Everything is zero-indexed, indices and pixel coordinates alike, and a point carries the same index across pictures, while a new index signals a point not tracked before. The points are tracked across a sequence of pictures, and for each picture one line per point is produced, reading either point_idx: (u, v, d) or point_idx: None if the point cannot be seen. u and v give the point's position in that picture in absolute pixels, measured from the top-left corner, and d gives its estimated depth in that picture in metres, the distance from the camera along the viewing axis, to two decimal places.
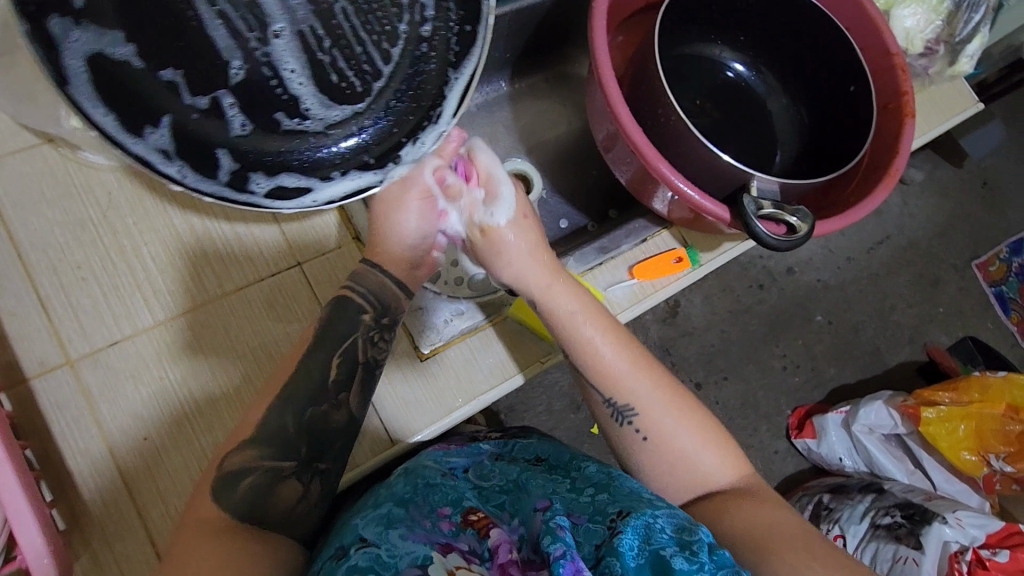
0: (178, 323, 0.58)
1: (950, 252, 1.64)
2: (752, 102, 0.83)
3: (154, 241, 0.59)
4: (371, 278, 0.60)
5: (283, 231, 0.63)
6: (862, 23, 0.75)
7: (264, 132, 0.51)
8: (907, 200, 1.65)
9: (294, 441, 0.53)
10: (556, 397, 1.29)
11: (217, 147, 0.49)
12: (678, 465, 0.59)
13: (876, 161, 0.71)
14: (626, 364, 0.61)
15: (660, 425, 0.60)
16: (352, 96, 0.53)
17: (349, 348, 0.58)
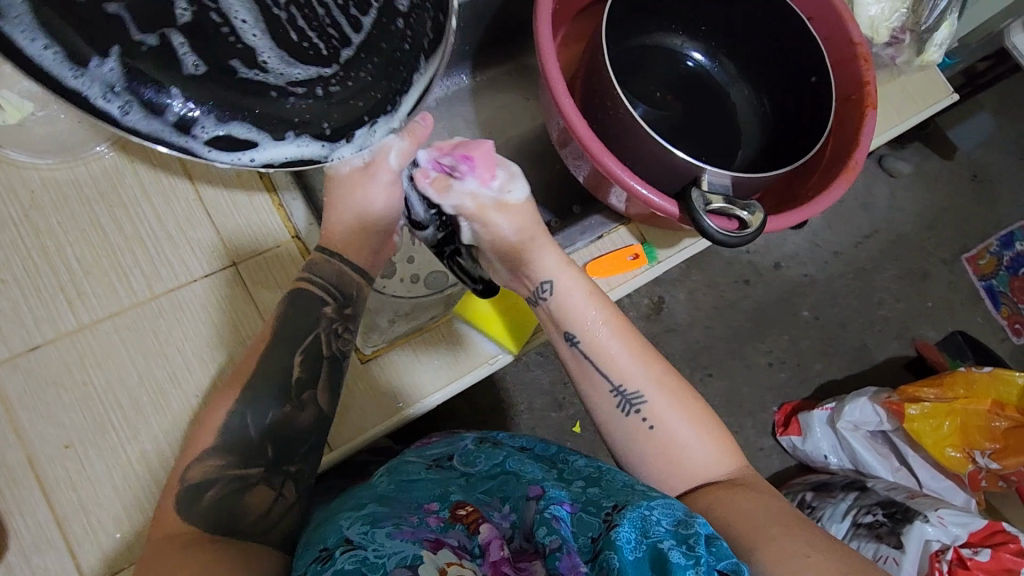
0: (104, 327, 0.56)
1: (939, 246, 1.62)
2: (714, 92, 0.80)
3: (79, 242, 0.57)
4: (328, 268, 0.59)
5: (219, 231, 0.61)
6: (825, 11, 0.72)
7: (217, 74, 0.49)
8: (895, 193, 1.63)
9: (265, 448, 0.53)
10: (536, 395, 1.27)
11: (168, 85, 0.47)
12: (673, 455, 0.57)
13: (837, 154, 0.69)
14: (623, 347, 0.59)
15: (666, 415, 0.58)
16: (311, 57, 0.53)
17: (313, 345, 0.57)
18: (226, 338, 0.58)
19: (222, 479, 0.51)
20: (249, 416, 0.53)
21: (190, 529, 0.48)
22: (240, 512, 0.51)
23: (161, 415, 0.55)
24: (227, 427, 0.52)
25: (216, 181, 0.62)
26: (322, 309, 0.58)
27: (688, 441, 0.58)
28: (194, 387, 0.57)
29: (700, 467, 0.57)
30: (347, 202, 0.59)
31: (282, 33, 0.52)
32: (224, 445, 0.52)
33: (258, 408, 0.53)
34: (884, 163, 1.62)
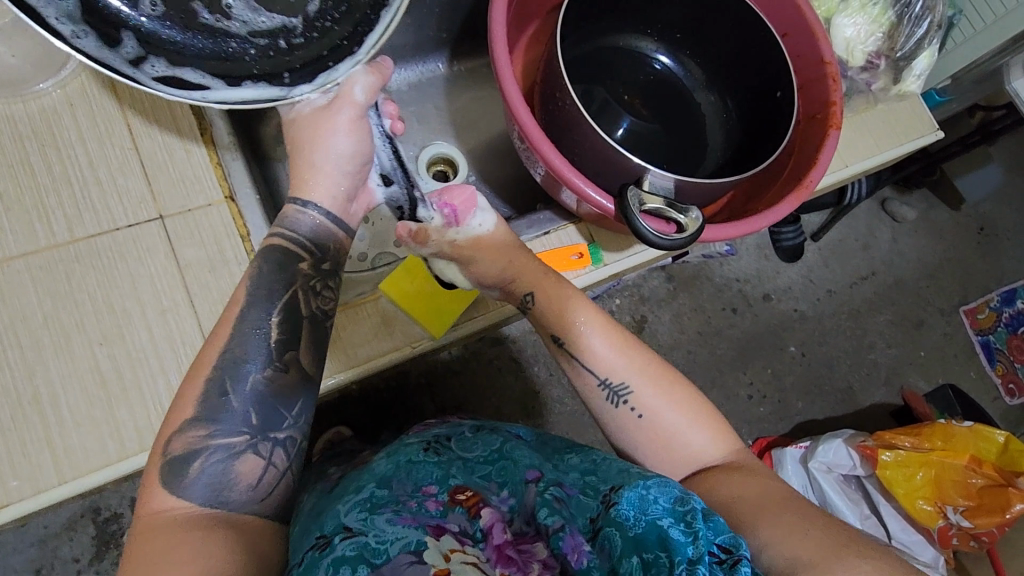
0: (16, 265, 0.55)
1: (937, 295, 1.57)
2: (681, 97, 0.79)
3: (6, 178, 0.57)
4: (302, 220, 0.58)
5: (150, 183, 0.60)
6: (799, 27, 0.71)
7: (176, 16, 0.51)
8: (897, 236, 1.58)
9: (249, 414, 0.51)
10: (507, 402, 1.22)
11: (126, 29, 0.49)
12: (668, 442, 0.57)
13: (795, 173, 0.68)
14: (614, 348, 0.60)
15: (657, 403, 0.58)
16: (278, 4, 0.53)
17: (293, 301, 0.56)
18: (142, 291, 0.57)
19: (209, 449, 0.49)
20: (229, 382, 0.51)
21: (186, 506, 0.48)
22: (231, 482, 0.49)
23: (60, 358, 0.54)
24: (208, 396, 0.50)
25: (155, 133, 0.61)
26: (298, 264, 0.57)
27: (679, 429, 0.57)
28: (99, 335, 0.55)
29: (695, 450, 0.57)
30: (321, 137, 0.58)
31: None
32: (206, 414, 0.50)
33: (236, 372, 0.52)
34: (888, 206, 1.58)
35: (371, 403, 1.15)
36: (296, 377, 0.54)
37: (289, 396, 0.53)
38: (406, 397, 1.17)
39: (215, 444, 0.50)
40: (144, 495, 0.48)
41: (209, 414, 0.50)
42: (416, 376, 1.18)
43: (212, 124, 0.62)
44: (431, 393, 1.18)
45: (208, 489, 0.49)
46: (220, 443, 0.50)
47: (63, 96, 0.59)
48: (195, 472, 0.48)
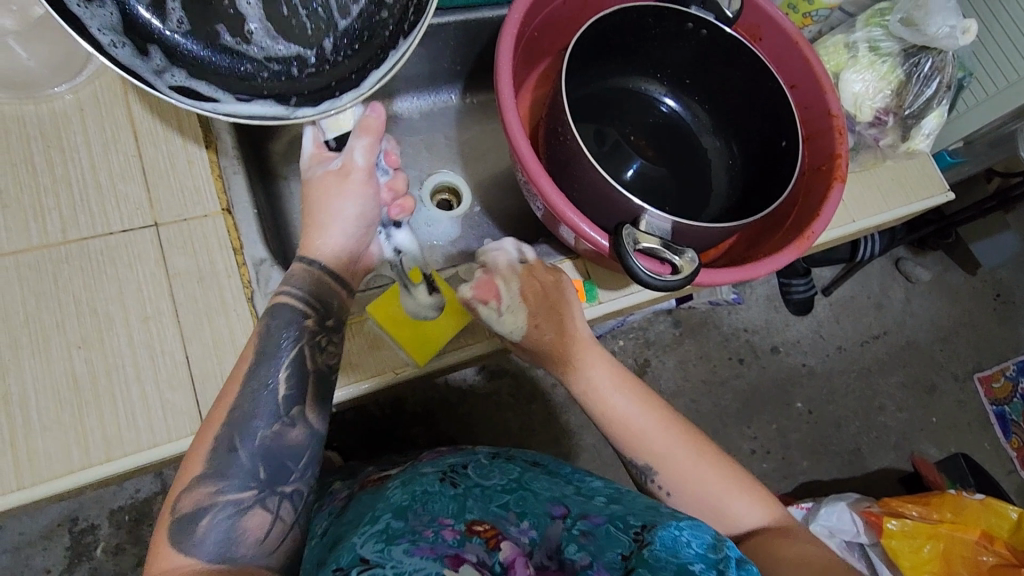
0: (4, 262, 0.55)
1: (951, 360, 1.53)
2: (686, 140, 0.79)
3: (8, 176, 0.57)
4: (305, 275, 0.57)
5: (149, 191, 0.60)
6: (810, 79, 0.73)
7: (200, 33, 0.52)
8: (910, 297, 1.55)
9: (257, 468, 0.50)
10: (501, 438, 1.19)
11: (153, 44, 0.50)
12: (712, 505, 0.57)
13: (797, 224, 0.67)
14: (650, 423, 0.59)
15: (696, 467, 0.58)
16: (295, 34, 0.54)
17: (296, 359, 0.54)
18: (126, 297, 0.57)
19: (216, 507, 0.48)
20: (238, 437, 0.50)
21: (193, 563, 0.46)
22: (240, 537, 0.48)
23: (36, 359, 0.54)
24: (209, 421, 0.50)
25: (161, 143, 0.62)
26: (302, 320, 0.55)
27: (722, 495, 0.57)
28: (78, 339, 0.55)
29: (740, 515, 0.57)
30: (329, 199, 0.59)
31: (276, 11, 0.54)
32: (214, 470, 0.49)
33: (245, 428, 0.50)
34: (902, 266, 1.55)
35: (362, 428, 1.12)
36: (303, 429, 0.53)
37: (294, 445, 0.52)
38: (398, 425, 1.14)
39: (222, 500, 0.49)
40: (154, 554, 0.47)
41: (217, 471, 0.49)
42: (412, 405, 1.16)
43: (219, 137, 0.63)
44: (425, 423, 1.16)
45: (218, 546, 0.47)
46: (228, 500, 0.48)
47: (75, 102, 0.61)
48: (203, 532, 0.47)
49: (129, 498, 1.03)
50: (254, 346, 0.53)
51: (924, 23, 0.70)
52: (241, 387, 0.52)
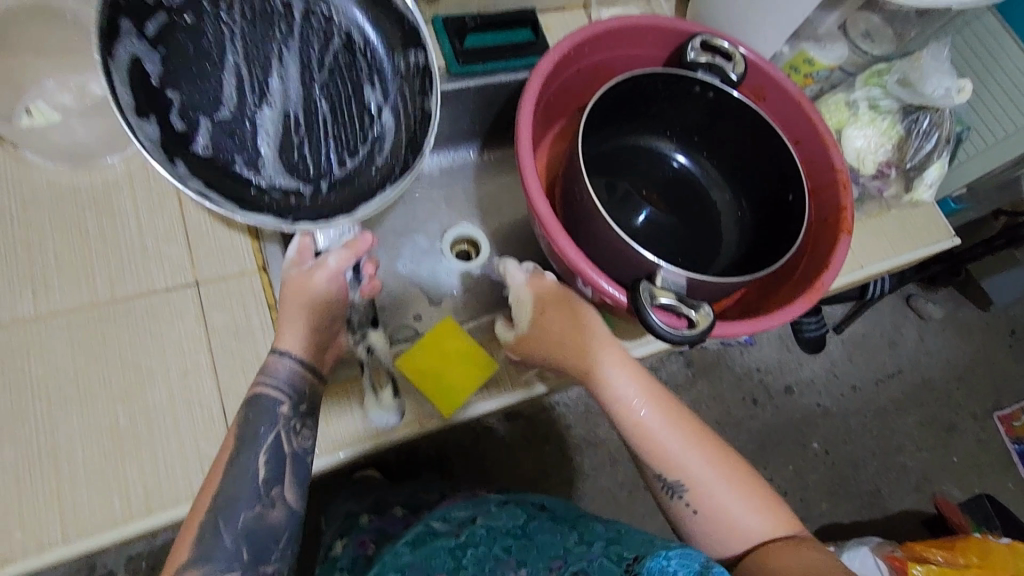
0: (56, 321, 0.58)
1: (969, 399, 1.52)
2: (696, 195, 0.82)
3: (62, 240, 0.61)
4: (278, 367, 0.56)
5: (191, 252, 0.64)
6: (812, 136, 0.76)
7: (217, 159, 0.52)
8: (924, 334, 1.56)
9: (239, 551, 0.51)
10: (517, 482, 1.19)
11: (178, 156, 0.50)
12: (720, 519, 0.57)
13: (806, 274, 0.70)
14: (676, 434, 0.60)
15: (704, 479, 0.58)
16: (302, 173, 0.55)
17: (273, 446, 0.53)
18: (167, 353, 0.60)
19: None
20: (223, 520, 0.51)
21: None
22: None
23: (81, 414, 0.56)
24: (238, 473, 0.52)
25: (203, 207, 0.66)
26: (280, 407, 0.54)
27: (731, 507, 0.57)
28: (121, 394, 0.57)
29: (746, 528, 0.57)
30: (296, 298, 0.57)
31: (295, 140, 0.56)
32: (200, 556, 0.50)
33: (230, 512, 0.51)
34: (913, 303, 1.56)
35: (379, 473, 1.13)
36: (285, 509, 0.53)
37: (274, 525, 0.52)
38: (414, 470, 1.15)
39: None
40: None
41: (204, 553, 0.50)
42: (427, 450, 1.17)
43: None
44: (440, 467, 1.16)
45: None
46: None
47: (126, 170, 0.65)
48: None
49: (147, 546, 1.04)
50: (233, 434, 0.53)
51: (920, 83, 0.74)
52: (225, 470, 0.52)
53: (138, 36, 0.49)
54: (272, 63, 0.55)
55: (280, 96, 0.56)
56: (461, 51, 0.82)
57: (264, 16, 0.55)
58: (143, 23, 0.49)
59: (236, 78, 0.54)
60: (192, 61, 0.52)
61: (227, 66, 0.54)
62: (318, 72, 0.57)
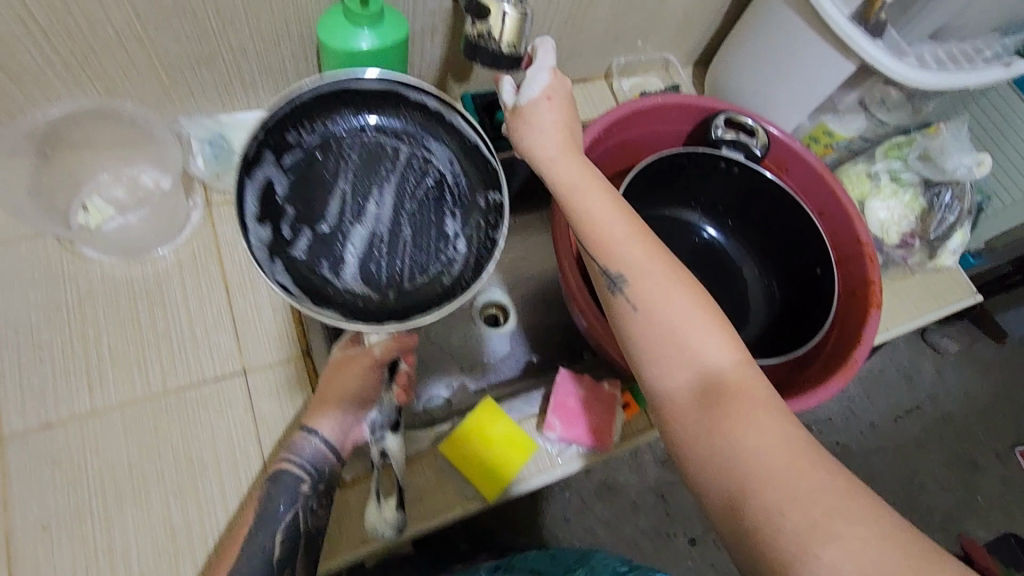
0: (111, 415, 0.60)
1: (990, 436, 1.51)
2: (723, 265, 0.83)
3: (116, 332, 0.63)
4: (305, 444, 0.57)
5: (239, 339, 0.66)
6: (836, 208, 0.78)
7: (305, 267, 0.52)
8: (941, 369, 1.56)
9: None
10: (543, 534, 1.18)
11: (274, 257, 0.51)
12: (677, 336, 0.47)
13: (840, 347, 0.70)
14: (646, 255, 0.51)
15: (680, 316, 0.48)
16: (377, 284, 0.53)
17: (292, 527, 0.54)
18: (218, 442, 0.61)
19: None
20: None
21: None
22: None
23: (136, 508, 0.57)
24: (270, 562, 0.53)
25: (248, 294, 0.68)
26: (299, 486, 0.55)
27: (699, 331, 0.47)
28: (174, 487, 0.58)
29: (716, 369, 0.46)
30: (341, 381, 0.58)
31: (373, 259, 0.54)
32: None
33: None
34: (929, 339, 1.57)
35: None
36: None
37: None
38: None
39: None
40: None
41: None
42: None
43: None
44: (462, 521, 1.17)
45: None
46: None
47: (175, 260, 0.68)
48: None
49: None
50: (254, 510, 0.54)
51: (942, 159, 0.78)
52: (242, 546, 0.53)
53: (275, 163, 0.53)
54: (372, 189, 0.56)
55: (376, 214, 0.56)
56: (494, 128, 0.80)
57: (375, 152, 0.56)
58: (282, 154, 0.54)
59: (343, 196, 0.55)
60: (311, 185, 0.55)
61: (337, 186, 0.55)
62: (411, 202, 0.57)
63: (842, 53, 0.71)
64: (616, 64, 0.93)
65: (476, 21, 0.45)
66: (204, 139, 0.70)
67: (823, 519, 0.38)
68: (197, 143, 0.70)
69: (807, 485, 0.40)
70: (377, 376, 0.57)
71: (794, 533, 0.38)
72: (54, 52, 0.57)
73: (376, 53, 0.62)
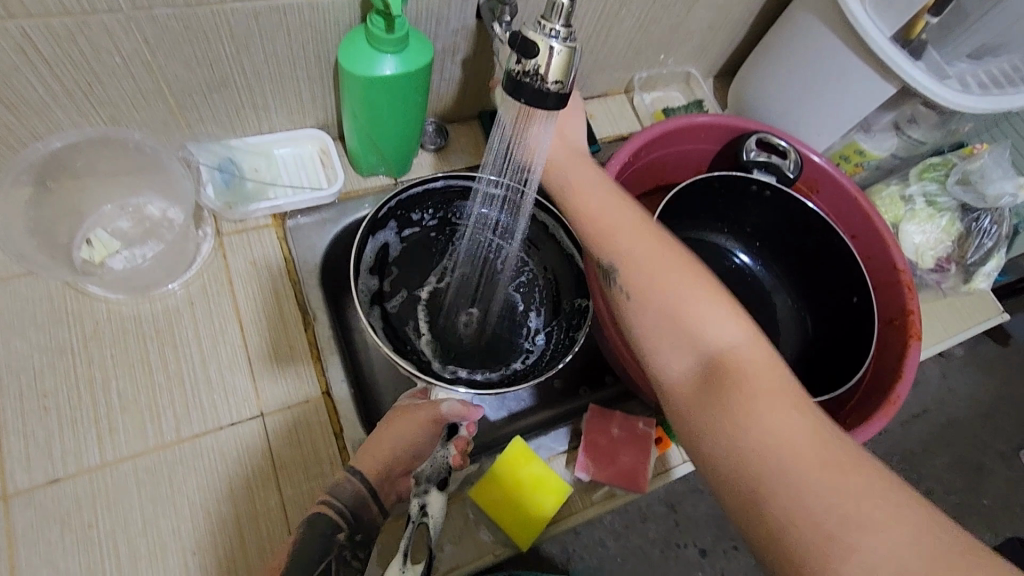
0: (124, 468, 0.57)
1: (995, 437, 1.40)
2: (755, 292, 0.81)
3: (125, 375, 0.60)
4: (347, 488, 0.55)
5: (255, 381, 0.62)
6: (871, 233, 0.75)
7: (397, 319, 0.65)
8: (947, 371, 1.44)
9: None
10: None
11: (376, 306, 0.63)
12: (678, 314, 0.46)
13: (879, 381, 0.68)
14: (642, 245, 0.51)
15: (683, 299, 0.47)
16: (451, 352, 0.65)
17: None
18: (237, 494, 0.58)
19: None
20: None
21: None
22: None
23: (152, 567, 0.54)
24: None
25: (264, 333, 0.64)
26: (335, 536, 0.53)
27: (706, 312, 0.46)
28: (192, 543, 0.55)
29: (714, 348, 0.45)
30: (392, 429, 0.56)
31: (452, 334, 0.67)
32: None
33: None
34: None
35: None
36: None
37: None
38: None
39: None
40: None
41: None
42: None
43: (316, 319, 0.65)
44: None
45: None
46: None
47: (186, 295, 0.64)
48: None
49: None
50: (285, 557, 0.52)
51: (983, 184, 0.75)
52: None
53: (394, 230, 0.65)
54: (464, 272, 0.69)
55: (463, 297, 0.69)
56: None
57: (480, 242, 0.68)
58: (403, 225, 0.65)
59: (439, 272, 0.69)
60: (414, 253, 0.68)
61: (436, 263, 0.69)
62: (498, 294, 0.69)
63: (882, 76, 0.69)
64: (638, 79, 0.90)
65: (524, 59, 0.43)
66: (213, 165, 0.67)
67: (835, 528, 0.37)
68: (206, 169, 0.67)
69: (819, 482, 0.38)
70: (436, 433, 0.56)
71: (808, 538, 0.37)
72: (62, 84, 0.53)
73: (400, 80, 0.58)
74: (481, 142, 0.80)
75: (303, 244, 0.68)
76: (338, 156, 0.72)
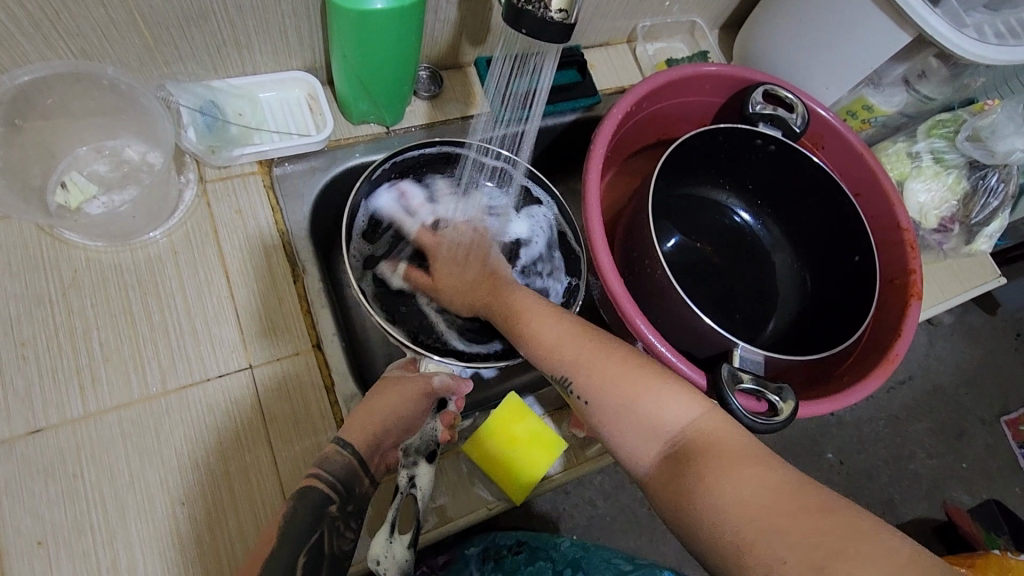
0: (109, 420, 0.55)
1: (977, 403, 1.41)
2: (755, 250, 0.80)
3: (106, 325, 0.58)
4: (336, 458, 0.53)
5: (242, 333, 0.60)
6: (875, 189, 0.73)
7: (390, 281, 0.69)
8: (934, 339, 1.45)
9: None
10: None
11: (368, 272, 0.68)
12: (634, 403, 0.48)
13: (877, 341, 0.67)
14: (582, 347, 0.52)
15: (631, 388, 0.48)
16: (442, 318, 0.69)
17: (316, 543, 0.50)
18: (227, 446, 0.56)
19: None
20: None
21: None
22: None
23: (141, 518, 0.53)
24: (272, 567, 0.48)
25: (251, 286, 0.62)
26: (326, 508, 0.51)
27: (657, 396, 0.48)
28: (181, 496, 0.54)
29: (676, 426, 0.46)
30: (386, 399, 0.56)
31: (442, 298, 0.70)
32: None
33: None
34: None
35: None
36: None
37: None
38: None
39: None
40: None
41: None
42: None
43: (305, 271, 0.63)
44: None
45: None
46: None
47: (168, 245, 0.62)
48: None
49: None
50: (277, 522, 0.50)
51: (993, 141, 0.73)
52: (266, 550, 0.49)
53: (389, 191, 0.68)
54: None
55: None
56: None
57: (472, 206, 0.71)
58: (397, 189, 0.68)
59: None
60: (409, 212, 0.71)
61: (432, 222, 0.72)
62: None
63: (897, 23, 0.66)
64: (641, 28, 0.86)
65: None
66: (195, 107, 0.63)
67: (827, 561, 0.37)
68: (187, 111, 0.63)
69: (804, 525, 0.39)
70: (427, 407, 0.58)
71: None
72: (28, 10, 0.50)
73: (396, 13, 0.54)
74: (477, 91, 0.77)
75: (290, 193, 0.66)
76: (326, 101, 0.69)
